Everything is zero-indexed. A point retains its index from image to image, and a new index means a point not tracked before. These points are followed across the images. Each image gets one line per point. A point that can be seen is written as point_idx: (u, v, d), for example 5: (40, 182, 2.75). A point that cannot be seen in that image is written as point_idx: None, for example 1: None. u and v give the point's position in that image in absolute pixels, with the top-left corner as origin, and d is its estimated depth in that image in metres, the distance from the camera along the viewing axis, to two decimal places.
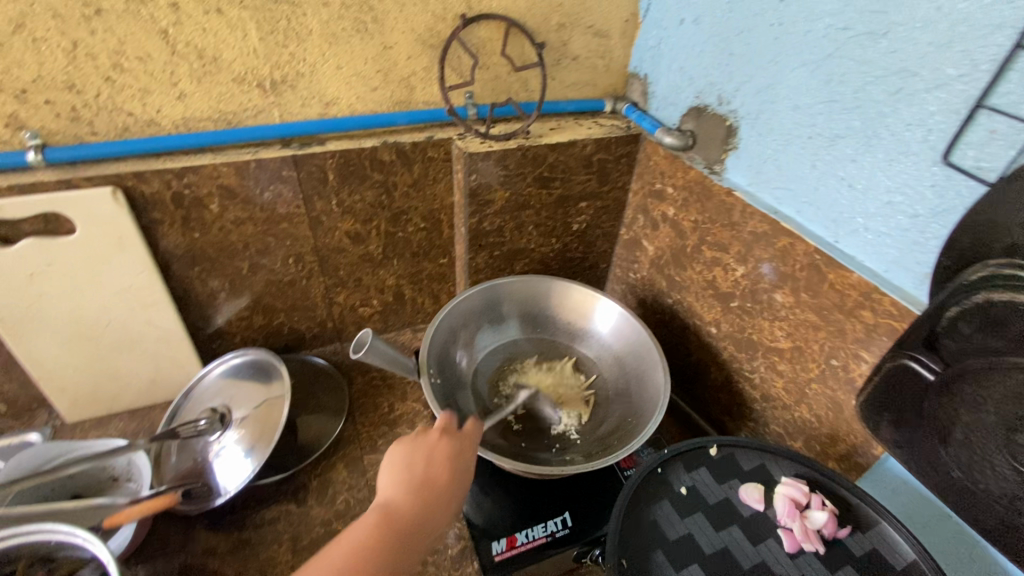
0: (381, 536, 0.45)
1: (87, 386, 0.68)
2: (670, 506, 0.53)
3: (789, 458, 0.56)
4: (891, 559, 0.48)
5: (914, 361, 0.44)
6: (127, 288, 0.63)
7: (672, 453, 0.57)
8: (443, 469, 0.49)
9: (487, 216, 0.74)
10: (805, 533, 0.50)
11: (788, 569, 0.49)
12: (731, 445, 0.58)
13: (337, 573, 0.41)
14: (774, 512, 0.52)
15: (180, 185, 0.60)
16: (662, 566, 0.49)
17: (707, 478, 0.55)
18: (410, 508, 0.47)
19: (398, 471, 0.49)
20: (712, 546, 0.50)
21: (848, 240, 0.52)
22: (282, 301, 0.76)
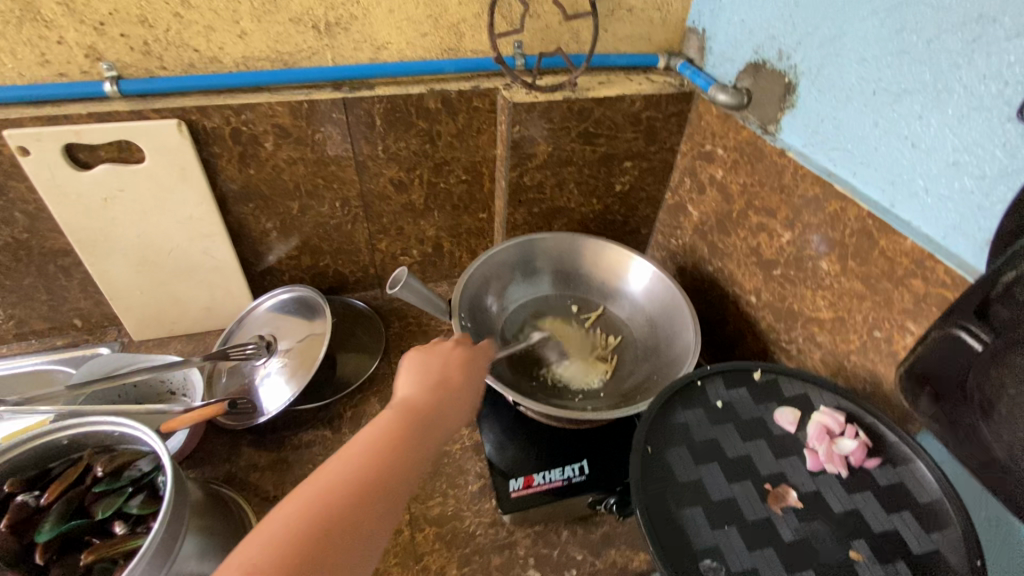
0: (410, 419, 0.47)
1: (152, 308, 0.74)
2: (702, 413, 0.52)
3: (834, 393, 0.53)
4: (916, 492, 0.45)
5: (964, 331, 0.42)
6: (187, 218, 0.67)
7: (714, 369, 0.55)
8: (459, 372, 0.54)
9: (528, 170, 0.74)
10: (830, 456, 0.48)
11: (805, 484, 0.47)
12: (775, 371, 0.55)
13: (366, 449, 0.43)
14: (803, 435, 0.51)
15: (239, 122, 0.63)
16: (681, 459, 0.48)
17: (746, 397, 0.53)
18: (429, 400, 0.50)
19: (417, 372, 0.52)
20: (735, 452, 0.49)
21: (905, 204, 0.49)
22: (328, 244, 0.79)
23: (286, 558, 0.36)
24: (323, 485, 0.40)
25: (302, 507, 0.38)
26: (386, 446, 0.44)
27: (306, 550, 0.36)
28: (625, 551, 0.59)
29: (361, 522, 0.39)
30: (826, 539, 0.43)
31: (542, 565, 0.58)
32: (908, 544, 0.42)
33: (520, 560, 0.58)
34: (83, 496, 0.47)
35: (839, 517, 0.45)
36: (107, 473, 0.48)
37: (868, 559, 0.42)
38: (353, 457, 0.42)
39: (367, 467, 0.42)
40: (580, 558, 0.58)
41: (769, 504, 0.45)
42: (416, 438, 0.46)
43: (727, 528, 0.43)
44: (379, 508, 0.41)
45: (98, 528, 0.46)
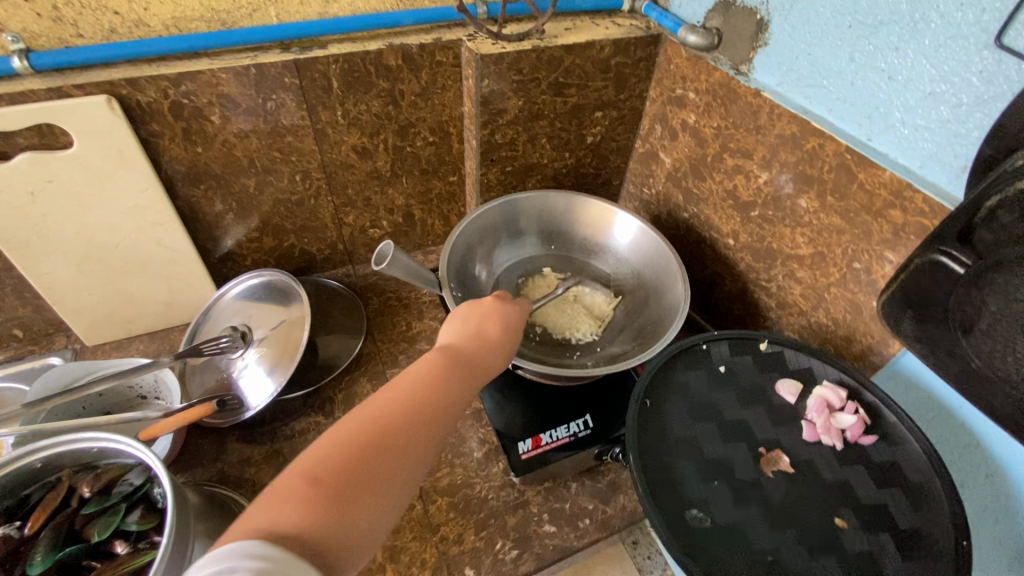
0: (449, 361, 0.47)
1: (104, 309, 0.68)
2: (705, 375, 0.56)
3: (840, 367, 0.56)
4: (908, 471, 0.49)
5: (945, 257, 0.44)
6: (132, 206, 0.61)
7: (722, 335, 0.60)
8: (496, 323, 0.52)
9: (499, 127, 0.71)
10: (827, 428, 0.52)
11: (798, 452, 0.52)
12: (783, 344, 0.59)
13: (418, 396, 0.43)
14: (804, 407, 0.55)
15: (178, 94, 0.56)
16: (679, 419, 0.53)
17: (749, 365, 0.58)
18: (474, 353, 0.49)
19: (458, 321, 0.52)
20: (733, 416, 0.54)
21: (882, 137, 0.51)
22: (291, 222, 0.74)
23: (325, 485, 0.35)
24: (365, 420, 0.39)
25: (344, 440, 0.38)
26: (429, 387, 0.44)
27: (345, 479, 0.36)
28: (633, 495, 0.62)
29: (399, 459, 0.39)
30: (813, 502, 0.48)
31: (556, 519, 0.59)
32: (895, 518, 0.46)
33: (535, 517, 0.59)
34: (72, 519, 0.44)
35: (828, 484, 0.49)
36: (95, 492, 0.44)
37: (852, 527, 0.46)
38: (397, 396, 0.42)
39: (410, 406, 0.42)
40: (591, 507, 0.60)
41: (762, 467, 0.50)
42: (455, 382, 0.45)
43: (716, 483, 0.49)
44: (414, 448, 0.40)
45: (96, 550, 0.43)
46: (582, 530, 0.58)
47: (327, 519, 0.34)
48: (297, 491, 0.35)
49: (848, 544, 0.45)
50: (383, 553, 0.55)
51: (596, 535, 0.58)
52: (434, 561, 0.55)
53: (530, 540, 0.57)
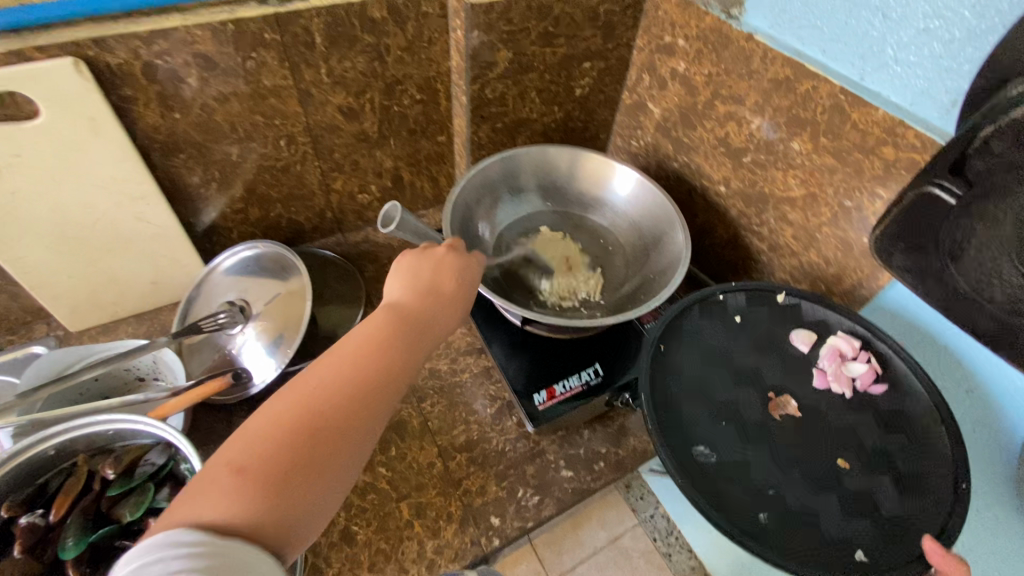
0: (391, 330, 0.46)
1: (86, 292, 0.64)
2: (721, 327, 0.60)
3: (855, 316, 0.58)
4: (912, 415, 0.53)
5: (938, 188, 0.46)
6: (109, 180, 0.57)
7: (740, 286, 0.62)
8: (446, 279, 0.51)
9: (489, 81, 0.69)
10: (837, 377, 0.56)
11: (807, 397, 0.56)
12: (799, 296, 0.61)
13: (355, 360, 0.43)
14: (817, 355, 0.58)
15: (151, 54, 0.52)
16: (694, 367, 0.57)
17: (764, 316, 0.61)
18: (417, 308, 0.48)
19: (402, 277, 0.50)
20: (745, 364, 0.58)
21: (875, 76, 0.52)
22: (277, 190, 0.71)
23: (254, 475, 0.36)
24: (298, 403, 0.39)
25: (272, 427, 0.38)
26: (365, 362, 0.43)
27: (274, 467, 0.36)
28: (642, 436, 0.64)
29: (333, 447, 0.39)
30: (817, 445, 0.53)
31: (573, 464, 0.61)
32: (897, 463, 0.51)
33: (553, 464, 0.61)
34: (97, 502, 0.43)
35: (834, 426, 0.54)
36: (119, 474, 0.43)
37: (853, 467, 0.51)
38: (333, 375, 0.41)
39: (345, 386, 0.41)
40: (604, 450, 0.63)
41: (771, 411, 0.55)
42: (402, 352, 0.45)
43: (725, 425, 0.53)
44: (352, 432, 0.40)
45: (129, 530, 0.42)
46: (598, 472, 0.61)
47: (259, 511, 0.35)
48: (221, 481, 0.35)
49: (848, 482, 0.50)
50: (410, 510, 0.56)
51: (611, 475, 0.61)
52: (460, 513, 0.57)
53: (550, 485, 0.60)
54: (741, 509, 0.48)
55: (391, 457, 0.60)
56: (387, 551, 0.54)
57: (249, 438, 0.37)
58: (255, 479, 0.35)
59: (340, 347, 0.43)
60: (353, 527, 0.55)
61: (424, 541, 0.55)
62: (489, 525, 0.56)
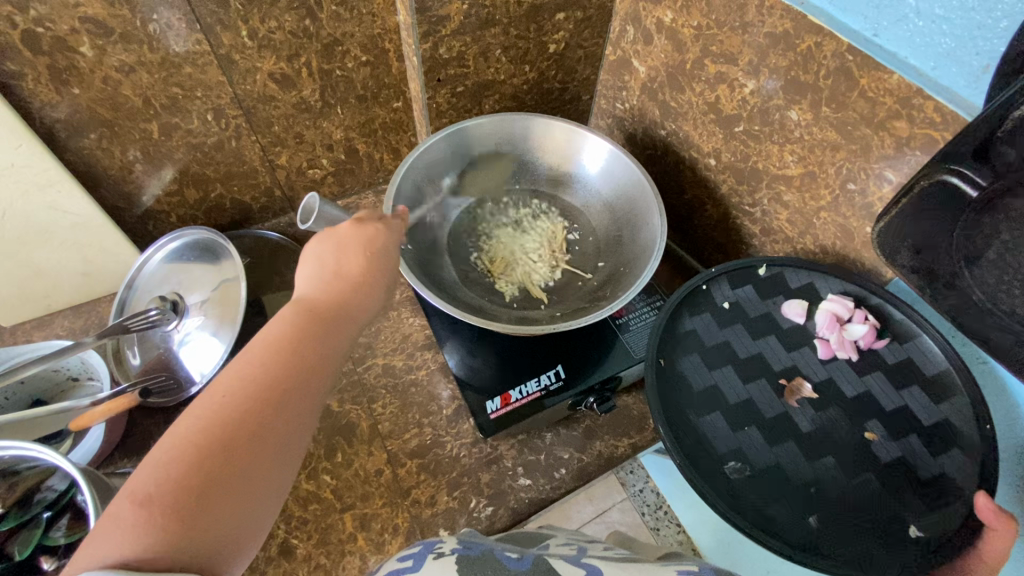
0: (308, 320, 0.39)
1: (11, 286, 0.60)
2: (710, 317, 0.53)
3: (838, 278, 0.52)
4: (923, 366, 0.47)
5: (955, 177, 0.37)
6: (8, 168, 0.51)
7: (718, 272, 0.55)
8: (358, 253, 0.44)
9: (442, 38, 0.60)
10: (841, 343, 0.50)
11: (817, 374, 0.50)
12: (781, 265, 0.55)
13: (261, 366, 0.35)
14: (813, 325, 0.52)
15: (29, 20, 0.45)
16: (697, 367, 0.50)
17: (751, 294, 0.54)
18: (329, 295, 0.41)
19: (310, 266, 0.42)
20: (747, 352, 0.51)
21: (891, 31, 0.42)
22: (214, 169, 0.64)
23: (163, 506, 0.30)
24: (207, 416, 0.33)
25: (176, 447, 0.32)
26: (283, 356, 0.36)
27: (186, 493, 0.31)
28: (609, 440, 0.60)
29: (255, 454, 0.33)
30: (842, 423, 0.47)
31: (532, 471, 0.57)
32: (918, 418, 0.46)
33: (510, 472, 0.57)
34: None
35: (852, 401, 0.48)
36: (12, 506, 0.40)
37: (882, 437, 0.45)
38: (242, 375, 0.35)
39: (257, 387, 0.35)
40: (567, 456, 0.58)
41: (786, 398, 0.48)
42: (325, 338, 0.39)
43: (748, 428, 0.47)
44: (277, 433, 0.34)
45: (28, 564, 0.39)
46: (558, 481, 0.57)
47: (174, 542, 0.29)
48: (124, 514, 0.29)
49: (881, 455, 0.45)
50: (353, 523, 0.54)
51: (572, 484, 0.57)
52: (407, 526, 0.54)
53: (505, 495, 0.56)
54: (787, 520, 0.42)
55: (337, 464, 0.57)
56: (327, 566, 0.51)
57: (149, 468, 0.31)
58: (167, 502, 0.30)
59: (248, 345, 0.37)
60: (292, 540, 0.52)
61: (367, 556, 0.52)
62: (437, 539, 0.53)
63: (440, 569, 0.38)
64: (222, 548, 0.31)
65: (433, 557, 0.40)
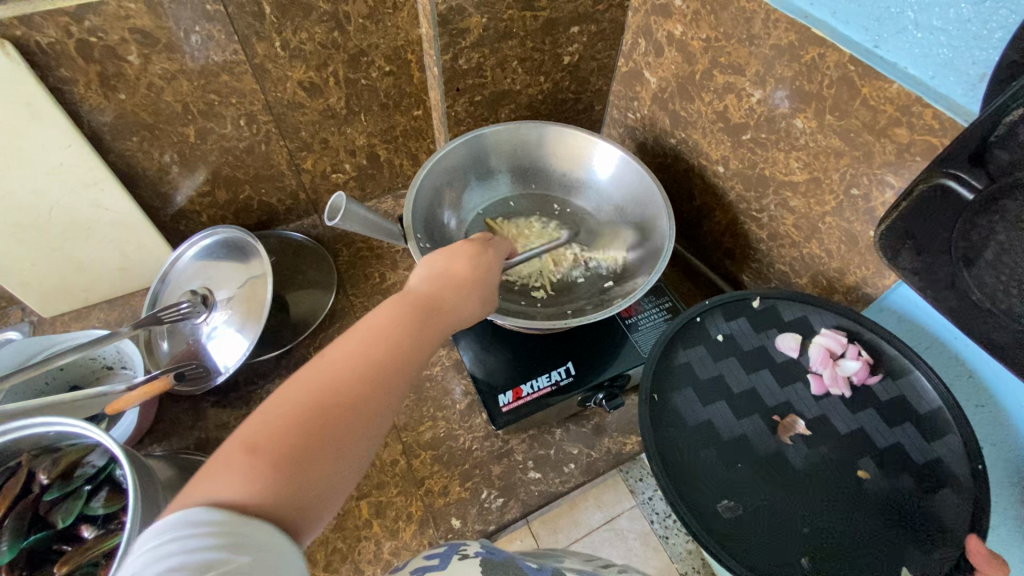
0: (410, 310, 0.43)
1: (54, 280, 0.64)
2: (704, 350, 0.54)
3: (834, 311, 0.54)
4: (916, 404, 0.48)
5: (953, 180, 0.37)
6: (58, 167, 0.55)
7: (713, 304, 0.56)
8: (462, 263, 0.49)
9: (462, 50, 0.63)
10: (835, 380, 0.51)
11: (811, 410, 0.50)
12: (775, 298, 0.56)
13: (370, 349, 0.40)
14: (807, 360, 0.53)
15: (83, 31, 0.49)
16: (690, 401, 0.51)
17: (746, 327, 0.55)
18: (435, 298, 0.46)
19: (423, 270, 0.48)
20: (741, 387, 0.52)
21: (892, 42, 0.44)
22: (244, 172, 0.68)
23: (270, 452, 0.33)
24: (321, 380, 0.37)
25: (292, 399, 0.36)
26: (386, 346, 0.40)
27: (294, 443, 0.34)
28: (617, 438, 0.61)
29: (351, 424, 0.36)
30: (834, 460, 0.47)
31: (541, 465, 0.59)
32: (912, 455, 0.46)
33: (520, 465, 0.59)
34: (35, 505, 0.44)
35: (845, 438, 0.48)
36: (56, 478, 0.44)
37: (875, 475, 0.46)
38: (354, 352, 0.39)
39: (366, 364, 0.39)
40: (576, 452, 0.60)
41: (779, 435, 0.49)
42: (423, 338, 0.43)
43: (742, 464, 0.47)
44: (373, 410, 0.38)
45: (67, 534, 0.43)
46: (567, 475, 0.59)
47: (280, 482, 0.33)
48: (236, 459, 0.33)
49: (874, 492, 0.45)
50: (369, 510, 0.56)
51: (581, 479, 0.59)
52: (420, 514, 0.56)
53: (515, 487, 0.57)
54: (782, 562, 0.42)
55: None
56: (343, 551, 0.53)
57: (266, 412, 0.35)
58: (271, 459, 0.33)
59: (361, 327, 0.41)
60: None
61: (381, 542, 0.54)
62: (449, 527, 0.55)
63: (470, 569, 0.39)
64: (317, 497, 0.34)
65: (459, 557, 0.41)
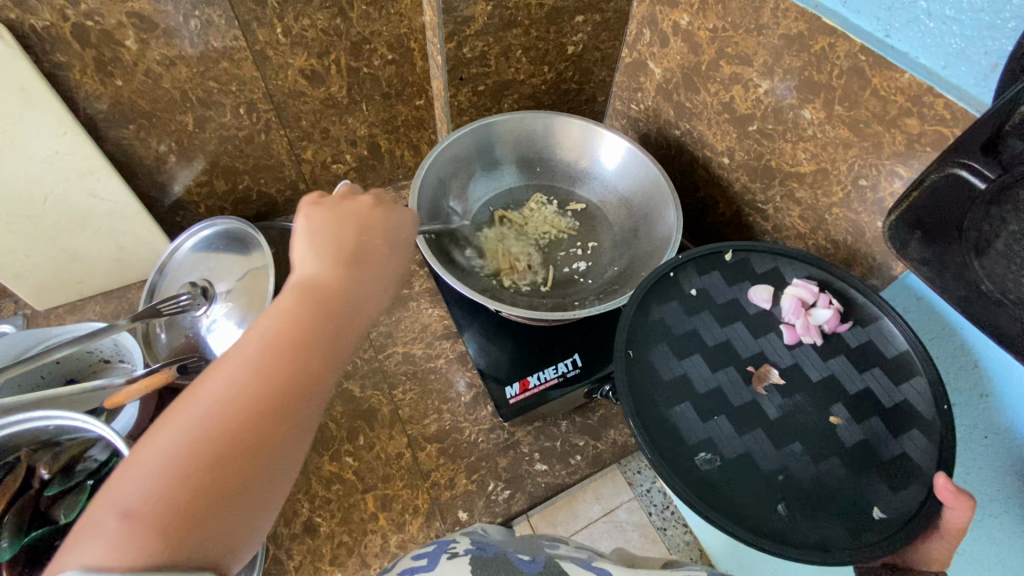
0: (315, 302, 0.38)
1: (48, 272, 0.63)
2: (677, 304, 0.53)
3: (804, 262, 0.54)
4: (885, 349, 0.49)
5: (965, 169, 0.36)
6: (53, 156, 0.53)
7: (686, 257, 0.55)
8: (364, 237, 0.43)
9: (466, 38, 0.62)
10: (806, 328, 0.51)
11: (784, 359, 0.50)
12: (747, 250, 0.56)
13: (268, 360, 0.34)
14: (779, 311, 0.52)
15: (79, 14, 0.47)
16: (664, 355, 0.50)
17: (719, 281, 0.54)
18: (341, 280, 0.40)
19: (317, 246, 0.41)
20: (715, 339, 0.51)
21: (903, 32, 0.44)
22: (243, 161, 0.66)
23: (180, 502, 0.29)
24: (213, 414, 0.32)
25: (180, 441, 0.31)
26: (287, 349, 0.35)
27: (196, 488, 0.30)
28: (623, 429, 0.61)
29: (262, 450, 0.32)
30: (807, 408, 0.47)
31: (547, 457, 0.59)
32: (880, 398, 0.47)
33: (527, 457, 0.59)
34: (36, 500, 0.43)
35: (817, 385, 0.48)
36: (57, 473, 0.43)
37: (846, 421, 0.46)
38: (248, 368, 0.34)
39: (261, 380, 0.33)
40: (582, 443, 0.60)
41: (753, 385, 0.49)
42: (331, 330, 0.37)
43: (717, 416, 0.47)
44: (291, 427, 0.34)
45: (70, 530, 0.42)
46: (573, 467, 0.59)
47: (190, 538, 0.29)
48: (123, 520, 0.28)
49: (845, 438, 0.45)
50: (375, 503, 0.55)
51: (587, 470, 0.59)
52: (427, 507, 0.55)
53: (522, 479, 0.57)
54: (757, 511, 0.42)
55: (359, 446, 0.59)
56: (349, 544, 0.53)
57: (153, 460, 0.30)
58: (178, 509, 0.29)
59: (253, 334, 0.35)
60: (316, 518, 0.54)
61: (388, 535, 0.54)
62: (456, 520, 0.54)
63: (456, 569, 0.39)
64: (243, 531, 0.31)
65: (447, 557, 0.42)
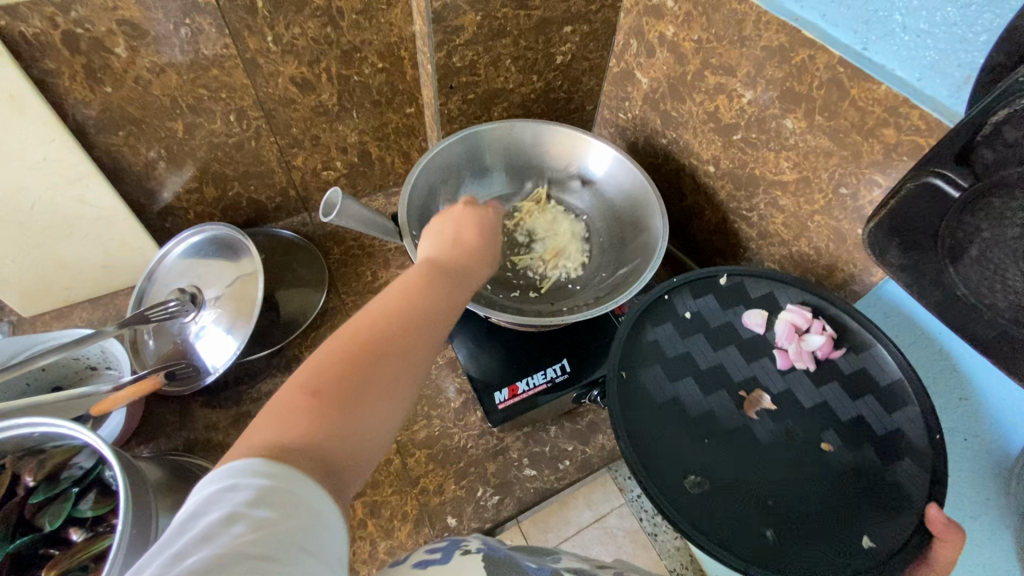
0: (443, 273, 0.43)
1: (35, 278, 0.62)
2: (672, 327, 0.54)
3: (798, 287, 0.55)
4: (877, 376, 0.50)
5: (939, 179, 0.36)
6: (40, 162, 0.53)
7: (680, 281, 0.56)
8: (481, 227, 0.49)
9: (456, 48, 0.63)
10: (799, 354, 0.51)
11: (776, 385, 0.51)
12: (741, 274, 0.57)
13: (406, 305, 0.39)
14: (773, 335, 0.53)
15: (69, 22, 0.48)
16: (659, 378, 0.51)
17: (712, 304, 0.55)
18: (461, 261, 0.46)
19: (437, 235, 0.48)
20: (708, 363, 0.52)
21: (880, 45, 0.46)
22: (233, 168, 0.67)
23: (327, 404, 0.33)
24: (362, 341, 0.36)
25: (335, 357, 0.35)
26: (420, 305, 0.40)
27: (346, 392, 0.34)
28: (611, 434, 0.62)
29: (396, 379, 0.36)
30: (798, 433, 0.48)
31: (536, 462, 0.59)
32: (872, 426, 0.47)
33: (516, 462, 0.59)
34: (21, 507, 0.43)
35: (809, 411, 0.49)
36: (41, 480, 0.43)
37: (838, 447, 0.47)
38: (392, 310, 0.39)
39: (397, 322, 0.38)
40: (571, 448, 0.60)
41: (746, 411, 0.49)
42: (452, 299, 0.42)
43: (711, 441, 0.47)
44: (416, 368, 0.38)
45: (52, 538, 0.42)
46: (562, 472, 0.59)
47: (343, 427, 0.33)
48: (293, 408, 0.33)
49: (836, 465, 0.46)
50: (364, 509, 0.55)
51: (575, 475, 0.59)
52: (416, 513, 0.55)
53: (511, 485, 0.58)
54: (748, 535, 0.43)
55: None
56: None
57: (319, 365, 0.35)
58: (331, 407, 0.33)
59: (395, 288, 0.41)
60: None
61: (377, 541, 0.54)
62: (445, 525, 0.55)
63: (471, 562, 0.38)
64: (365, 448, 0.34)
65: (461, 552, 0.41)
